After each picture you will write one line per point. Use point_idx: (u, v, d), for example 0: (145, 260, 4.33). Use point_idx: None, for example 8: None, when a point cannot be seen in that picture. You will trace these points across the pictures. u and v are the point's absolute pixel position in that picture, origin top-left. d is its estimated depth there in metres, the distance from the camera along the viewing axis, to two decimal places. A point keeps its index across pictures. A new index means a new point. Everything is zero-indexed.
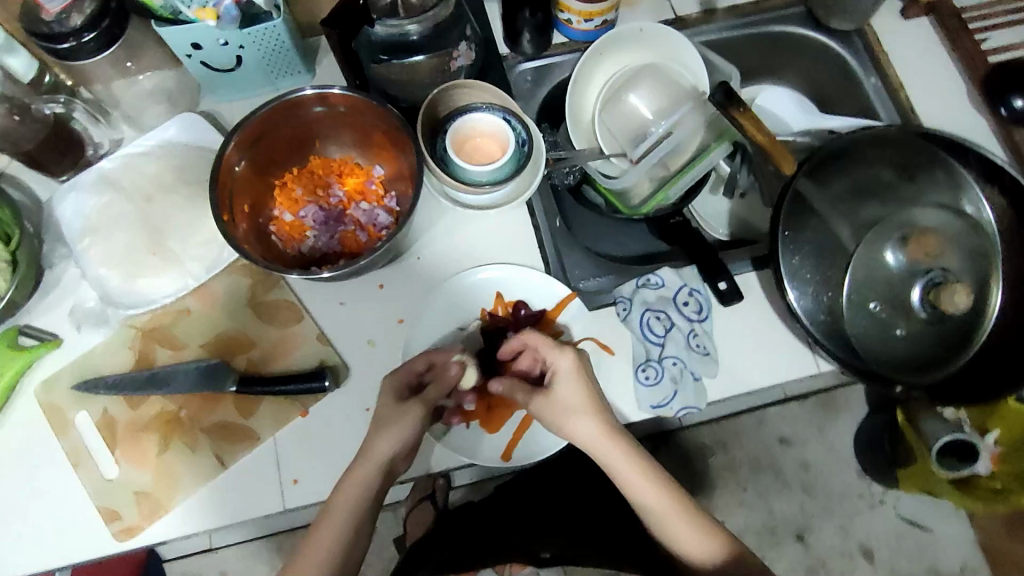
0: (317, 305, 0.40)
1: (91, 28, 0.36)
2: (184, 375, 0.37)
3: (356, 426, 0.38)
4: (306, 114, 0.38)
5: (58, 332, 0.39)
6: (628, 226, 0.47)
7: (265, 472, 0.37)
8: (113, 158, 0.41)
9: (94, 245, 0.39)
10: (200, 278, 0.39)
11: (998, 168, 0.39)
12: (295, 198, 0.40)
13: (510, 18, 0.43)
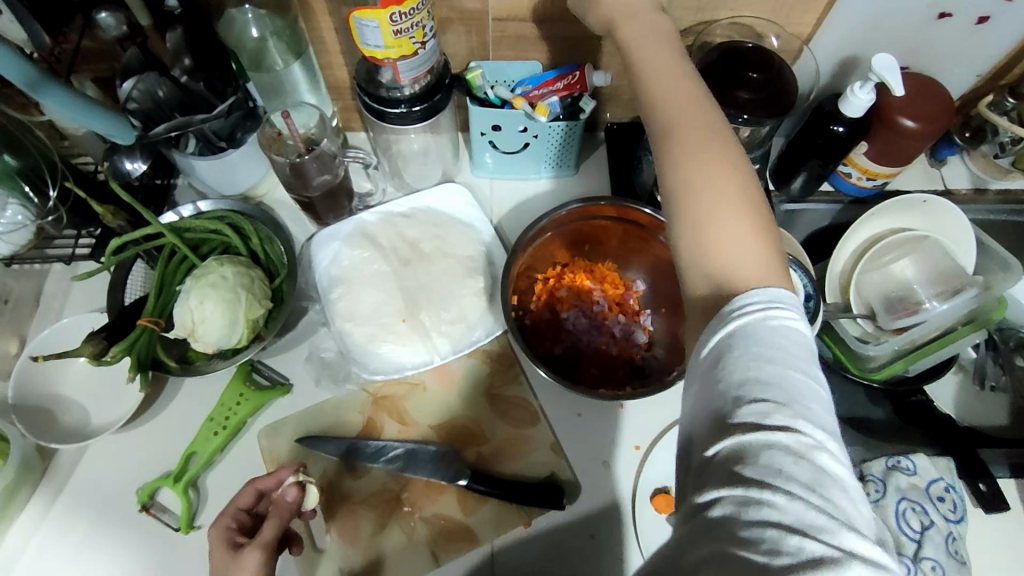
0: (560, 427, 0.69)
1: (418, 103, 0.65)
2: (423, 457, 0.66)
3: (616, 496, 0.66)
4: (584, 219, 0.70)
5: (291, 379, 0.70)
6: (748, 358, 0.40)
7: (496, 564, 0.64)
8: (376, 209, 0.76)
9: (343, 289, 0.72)
10: (443, 355, 0.70)
11: (755, 403, 0.39)
12: (561, 298, 0.71)
13: (794, 170, 0.78)
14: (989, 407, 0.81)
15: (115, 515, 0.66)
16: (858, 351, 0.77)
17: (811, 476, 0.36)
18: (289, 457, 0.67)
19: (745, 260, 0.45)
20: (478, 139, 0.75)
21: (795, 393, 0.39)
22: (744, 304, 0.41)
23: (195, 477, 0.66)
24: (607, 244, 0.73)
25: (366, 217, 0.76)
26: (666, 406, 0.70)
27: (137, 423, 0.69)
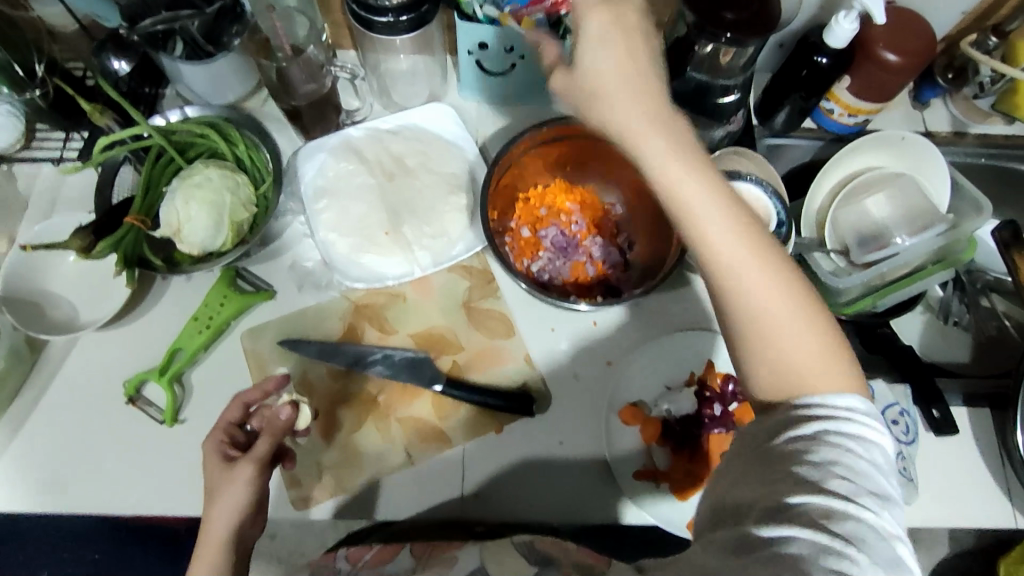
0: (533, 340, 0.71)
1: (404, 14, 0.65)
2: (400, 362, 0.68)
3: (583, 406, 0.69)
4: (569, 140, 0.71)
5: (274, 286, 0.72)
6: (841, 439, 0.41)
7: (465, 466, 0.67)
8: (361, 125, 0.77)
9: (328, 199, 0.74)
10: (424, 268, 0.71)
11: (846, 474, 0.40)
12: (541, 217, 0.73)
13: (775, 105, 0.80)
14: (952, 343, 0.83)
15: (103, 406, 0.68)
16: (830, 285, 0.79)
17: (890, 558, 0.38)
18: (272, 357, 0.70)
19: (821, 372, 0.43)
20: (465, 57, 0.75)
21: (880, 480, 0.41)
22: (837, 402, 0.42)
23: (179, 372, 0.68)
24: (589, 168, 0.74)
25: (353, 132, 0.77)
26: (638, 325, 0.72)
27: (124, 322, 0.71)
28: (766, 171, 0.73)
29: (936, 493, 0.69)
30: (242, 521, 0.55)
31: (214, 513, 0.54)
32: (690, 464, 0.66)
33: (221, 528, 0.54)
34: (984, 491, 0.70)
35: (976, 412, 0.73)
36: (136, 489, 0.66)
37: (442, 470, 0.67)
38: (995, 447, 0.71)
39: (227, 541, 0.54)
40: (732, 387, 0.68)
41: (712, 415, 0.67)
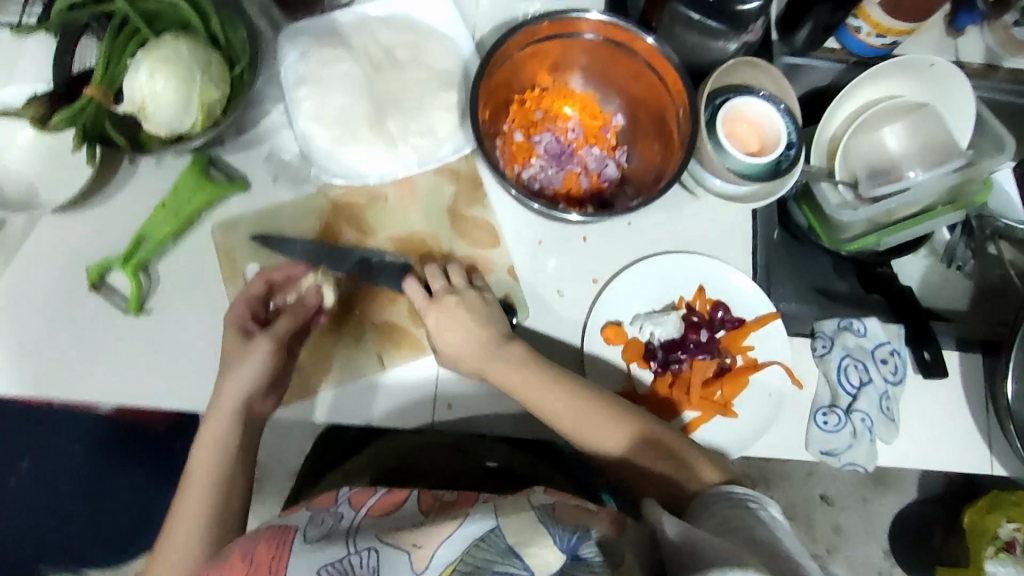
0: (519, 251, 0.68)
1: None
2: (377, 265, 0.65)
3: (565, 324, 0.67)
4: (572, 37, 0.65)
5: (248, 176, 0.68)
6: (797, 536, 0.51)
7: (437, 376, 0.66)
8: (350, 8, 0.70)
9: (307, 85, 0.68)
10: (410, 168, 0.68)
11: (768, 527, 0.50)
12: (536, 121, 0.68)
13: (799, 19, 0.74)
14: (953, 287, 0.81)
15: (64, 290, 0.65)
16: (835, 219, 0.75)
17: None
18: (244, 252, 0.66)
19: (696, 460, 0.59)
20: None
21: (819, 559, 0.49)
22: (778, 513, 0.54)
23: (146, 262, 0.64)
24: (589, 70, 0.69)
25: (340, 14, 0.71)
26: (630, 244, 0.69)
27: (88, 205, 0.66)
28: (783, 91, 0.67)
29: (916, 435, 0.68)
30: (252, 396, 0.60)
31: (228, 386, 0.60)
32: (669, 390, 0.66)
33: (234, 398, 0.60)
34: (966, 437, 0.68)
35: (967, 356, 0.70)
36: (96, 376, 0.63)
37: (419, 380, 0.65)
38: (982, 393, 0.69)
39: (241, 405, 0.60)
40: (721, 314, 0.67)
41: (698, 341, 0.66)
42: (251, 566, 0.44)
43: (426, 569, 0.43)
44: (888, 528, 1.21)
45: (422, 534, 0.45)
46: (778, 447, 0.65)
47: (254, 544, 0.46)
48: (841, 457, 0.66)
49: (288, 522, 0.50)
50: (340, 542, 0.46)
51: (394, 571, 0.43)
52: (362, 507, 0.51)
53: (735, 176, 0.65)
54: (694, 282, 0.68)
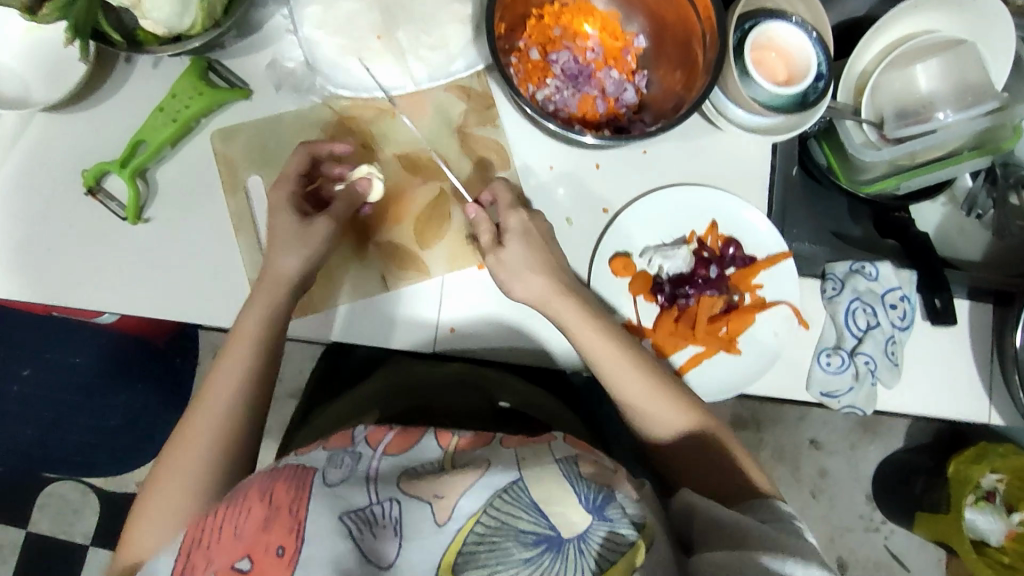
0: (530, 175, 0.66)
1: None
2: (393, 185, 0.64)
3: (571, 253, 0.66)
4: None
5: (248, 83, 0.65)
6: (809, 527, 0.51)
7: (437, 299, 0.64)
8: None
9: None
10: (417, 83, 0.65)
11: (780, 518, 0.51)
12: (553, 39, 0.65)
13: None
14: (967, 238, 0.80)
15: (58, 195, 0.63)
16: (857, 159, 0.73)
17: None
18: (245, 163, 0.64)
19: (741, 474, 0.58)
20: None
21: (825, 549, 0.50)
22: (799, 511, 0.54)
23: (143, 167, 0.62)
24: None
25: None
26: (644, 174, 0.67)
27: (83, 107, 0.63)
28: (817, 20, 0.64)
29: (917, 381, 0.67)
30: (308, 267, 0.59)
31: (279, 254, 0.58)
32: (675, 325, 0.65)
33: (285, 265, 0.58)
34: (969, 387, 0.67)
35: (977, 306, 0.69)
36: (93, 282, 0.62)
37: (424, 300, 0.64)
38: (989, 344, 0.68)
39: (283, 276, 0.58)
40: (732, 251, 0.66)
41: (707, 277, 0.66)
42: (271, 510, 0.42)
43: (448, 521, 0.42)
44: (873, 474, 1.23)
45: (443, 484, 0.44)
46: (777, 386, 0.65)
47: (271, 483, 0.44)
48: (841, 399, 0.66)
49: (305, 462, 0.47)
50: (361, 488, 0.44)
51: (414, 525, 0.42)
52: (378, 445, 0.48)
53: (757, 107, 0.62)
54: (707, 218, 0.66)
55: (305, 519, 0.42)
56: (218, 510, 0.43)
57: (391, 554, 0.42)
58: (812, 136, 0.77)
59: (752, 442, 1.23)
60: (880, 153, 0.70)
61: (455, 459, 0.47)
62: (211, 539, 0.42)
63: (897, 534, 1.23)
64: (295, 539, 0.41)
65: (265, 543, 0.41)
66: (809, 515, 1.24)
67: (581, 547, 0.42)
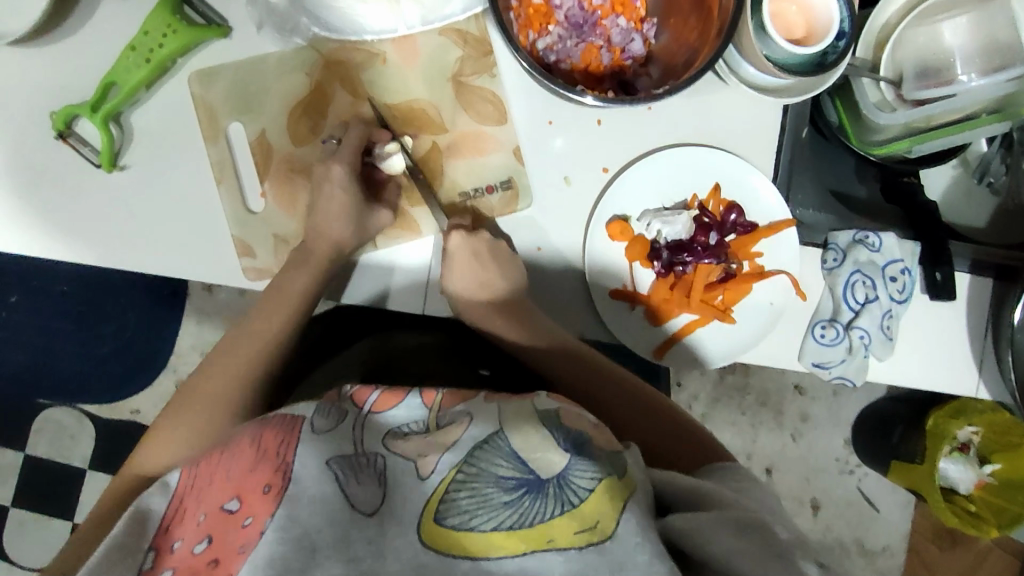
0: (530, 130, 0.63)
1: None
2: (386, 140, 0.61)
3: (566, 214, 0.63)
4: None
5: (226, 23, 0.60)
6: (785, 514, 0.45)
7: (423, 250, 0.63)
8: None
9: None
10: (409, 28, 0.60)
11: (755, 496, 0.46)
12: None
13: None
14: (972, 202, 0.78)
15: (26, 136, 0.59)
16: (870, 120, 0.69)
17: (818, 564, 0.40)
18: (225, 110, 0.60)
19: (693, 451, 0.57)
20: None
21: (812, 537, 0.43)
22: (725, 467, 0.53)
23: (117, 110, 0.58)
24: None
25: None
26: (648, 132, 0.63)
27: (49, 41, 0.59)
28: None
29: (909, 354, 0.67)
30: (359, 243, 0.61)
31: (332, 224, 0.60)
32: (670, 292, 0.63)
33: (341, 233, 0.59)
34: (959, 359, 0.67)
35: (977, 280, 0.68)
36: (71, 228, 0.60)
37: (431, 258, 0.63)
38: (984, 319, 0.67)
39: (336, 247, 0.60)
40: (733, 217, 0.63)
41: (706, 244, 0.63)
42: (259, 455, 0.41)
43: (431, 474, 0.39)
44: (854, 421, 1.26)
45: (428, 444, 0.41)
46: (770, 356, 0.65)
47: (262, 432, 0.43)
48: (832, 370, 0.65)
49: (296, 408, 0.45)
50: (348, 437, 0.42)
51: (399, 479, 0.39)
52: (365, 404, 0.45)
53: (771, 68, 0.58)
54: (711, 182, 0.63)
55: (291, 459, 0.40)
56: (212, 458, 0.43)
57: (373, 503, 0.39)
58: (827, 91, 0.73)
59: (736, 387, 1.25)
60: (893, 116, 0.66)
61: (440, 420, 0.44)
62: (204, 479, 0.42)
63: (869, 478, 1.27)
64: (280, 477, 0.39)
65: (253, 483, 0.39)
66: (786, 458, 1.27)
67: (560, 485, 0.38)
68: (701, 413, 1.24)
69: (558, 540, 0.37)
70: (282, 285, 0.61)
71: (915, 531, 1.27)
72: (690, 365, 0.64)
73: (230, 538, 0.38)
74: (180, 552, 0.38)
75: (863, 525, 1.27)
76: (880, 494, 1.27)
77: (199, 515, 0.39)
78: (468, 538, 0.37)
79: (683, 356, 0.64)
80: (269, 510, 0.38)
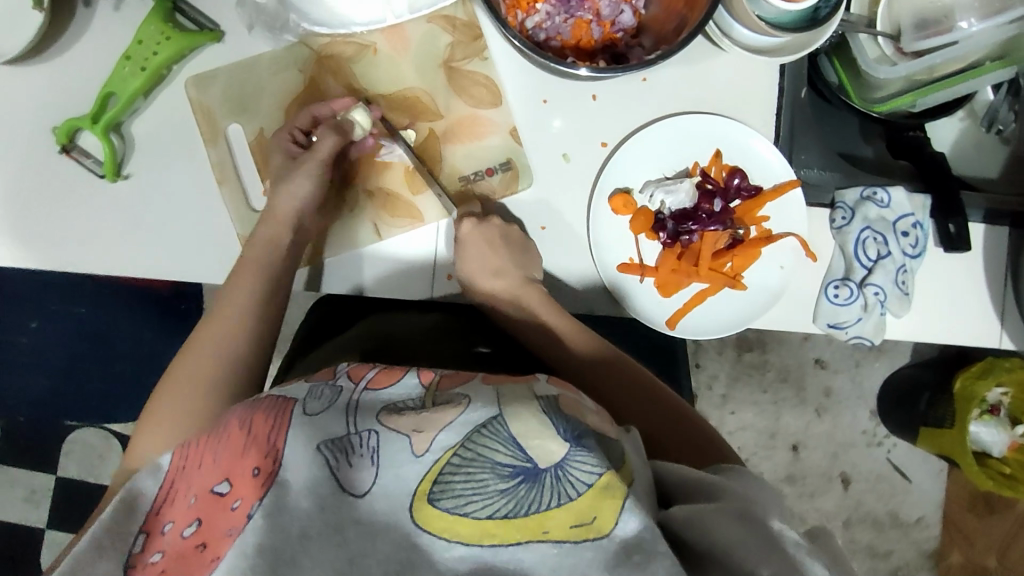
0: (525, 110, 0.62)
1: None
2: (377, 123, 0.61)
3: (567, 192, 0.63)
4: None
5: (218, 27, 0.61)
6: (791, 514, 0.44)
7: (425, 234, 0.62)
8: None
9: None
10: (397, 16, 0.60)
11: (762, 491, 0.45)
12: None
13: None
14: (984, 154, 0.77)
15: (30, 154, 0.60)
16: (870, 76, 0.68)
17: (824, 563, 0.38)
18: (223, 111, 0.61)
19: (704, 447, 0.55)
20: None
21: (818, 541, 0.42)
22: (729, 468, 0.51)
23: (116, 120, 0.59)
24: None
25: None
26: (644, 103, 0.63)
27: (47, 59, 0.60)
28: None
29: (927, 310, 0.66)
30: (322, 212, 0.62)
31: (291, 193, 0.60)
32: (678, 262, 0.63)
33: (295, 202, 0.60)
34: (978, 313, 0.66)
35: (993, 229, 0.66)
36: (80, 241, 0.61)
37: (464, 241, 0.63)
38: (1002, 270, 0.66)
39: (295, 215, 0.61)
40: (737, 181, 0.62)
41: (711, 211, 0.63)
42: (248, 439, 0.39)
43: (426, 452, 0.37)
44: (879, 391, 1.24)
45: (425, 419, 0.38)
46: (782, 320, 0.64)
47: (252, 415, 0.41)
48: (849, 330, 0.64)
49: (287, 392, 0.44)
50: (341, 417, 0.40)
51: (392, 455, 0.37)
52: (361, 380, 0.44)
53: (765, 27, 0.57)
54: (713, 149, 0.63)
55: (282, 445, 0.38)
56: (200, 438, 0.40)
57: (367, 482, 0.37)
58: (823, 50, 0.72)
59: (756, 364, 1.24)
60: (893, 69, 0.64)
61: (437, 398, 0.41)
62: (189, 463, 0.39)
63: (899, 449, 1.25)
64: (271, 462, 0.37)
65: (243, 467, 0.38)
66: (812, 433, 1.25)
67: (558, 475, 0.36)
68: (722, 394, 1.24)
69: (553, 533, 0.35)
70: (250, 249, 0.60)
71: (950, 500, 1.25)
72: (704, 335, 0.63)
73: (220, 521, 0.36)
74: (169, 535, 0.37)
75: (896, 497, 1.25)
76: (911, 464, 1.25)
77: (190, 496, 0.38)
78: (460, 524, 0.35)
79: (698, 326, 0.63)
80: (257, 495, 0.37)
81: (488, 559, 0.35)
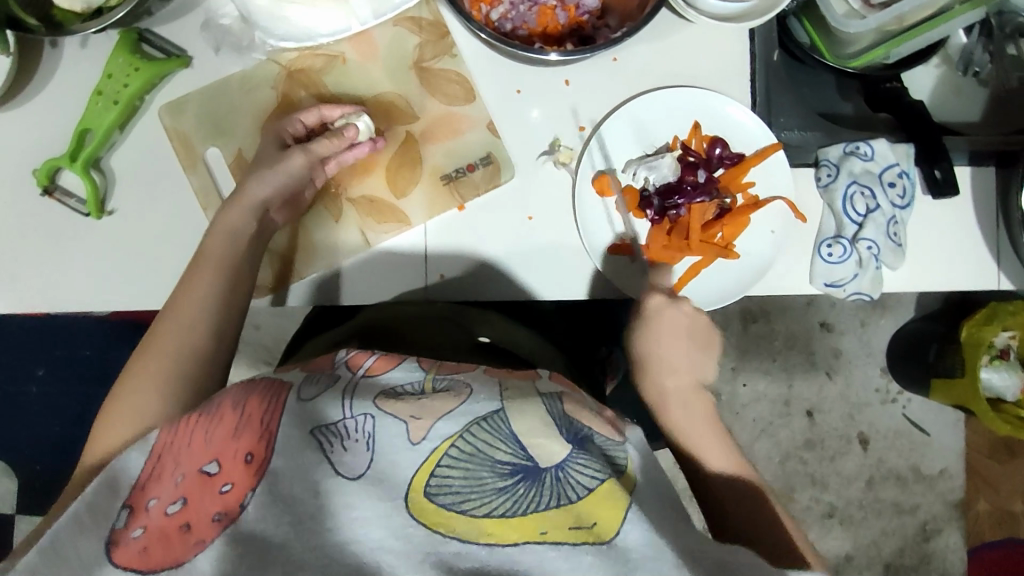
0: (500, 103, 0.62)
1: None
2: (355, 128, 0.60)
3: (551, 180, 0.63)
4: None
5: (186, 53, 0.61)
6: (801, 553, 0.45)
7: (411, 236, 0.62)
8: None
9: None
10: (362, 23, 0.60)
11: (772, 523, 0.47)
12: None
13: None
14: (965, 98, 0.77)
15: (14, 199, 0.60)
16: (842, 32, 0.68)
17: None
18: (199, 136, 0.61)
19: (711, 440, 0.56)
20: None
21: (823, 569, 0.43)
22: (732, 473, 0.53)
23: (94, 156, 0.59)
24: None
25: None
26: (617, 82, 0.63)
27: (20, 103, 0.60)
28: None
29: (923, 260, 0.66)
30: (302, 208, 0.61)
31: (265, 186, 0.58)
32: (669, 238, 0.63)
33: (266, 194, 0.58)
34: (973, 258, 0.65)
35: (979, 171, 0.66)
36: (72, 280, 0.61)
37: (459, 242, 0.63)
38: (993, 212, 0.65)
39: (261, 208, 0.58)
40: (718, 151, 0.62)
41: (695, 183, 0.63)
42: (239, 422, 0.38)
43: (424, 439, 0.37)
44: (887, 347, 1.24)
45: (422, 405, 0.39)
46: (779, 285, 0.64)
47: (245, 395, 0.40)
48: (846, 287, 0.64)
49: (284, 376, 0.42)
50: (336, 399, 0.39)
51: (388, 441, 0.37)
52: (360, 367, 0.42)
53: None
54: (692, 120, 0.63)
55: (277, 429, 0.37)
56: (189, 416, 0.39)
57: (360, 468, 0.37)
58: (792, 10, 0.72)
59: (762, 334, 1.24)
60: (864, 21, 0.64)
61: (436, 384, 0.42)
62: (178, 440, 0.38)
63: (914, 404, 1.25)
64: (265, 448, 0.37)
65: (233, 450, 0.37)
66: (826, 397, 1.25)
67: (558, 476, 0.37)
68: (731, 367, 1.24)
69: (551, 537, 0.35)
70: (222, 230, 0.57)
71: (970, 449, 1.24)
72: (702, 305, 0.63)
73: (206, 503, 0.35)
74: (153, 510, 0.35)
75: (915, 452, 1.25)
76: (928, 418, 1.25)
77: (175, 476, 0.37)
78: (455, 521, 0.35)
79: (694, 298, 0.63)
80: (252, 482, 0.36)
81: (480, 556, 0.35)
